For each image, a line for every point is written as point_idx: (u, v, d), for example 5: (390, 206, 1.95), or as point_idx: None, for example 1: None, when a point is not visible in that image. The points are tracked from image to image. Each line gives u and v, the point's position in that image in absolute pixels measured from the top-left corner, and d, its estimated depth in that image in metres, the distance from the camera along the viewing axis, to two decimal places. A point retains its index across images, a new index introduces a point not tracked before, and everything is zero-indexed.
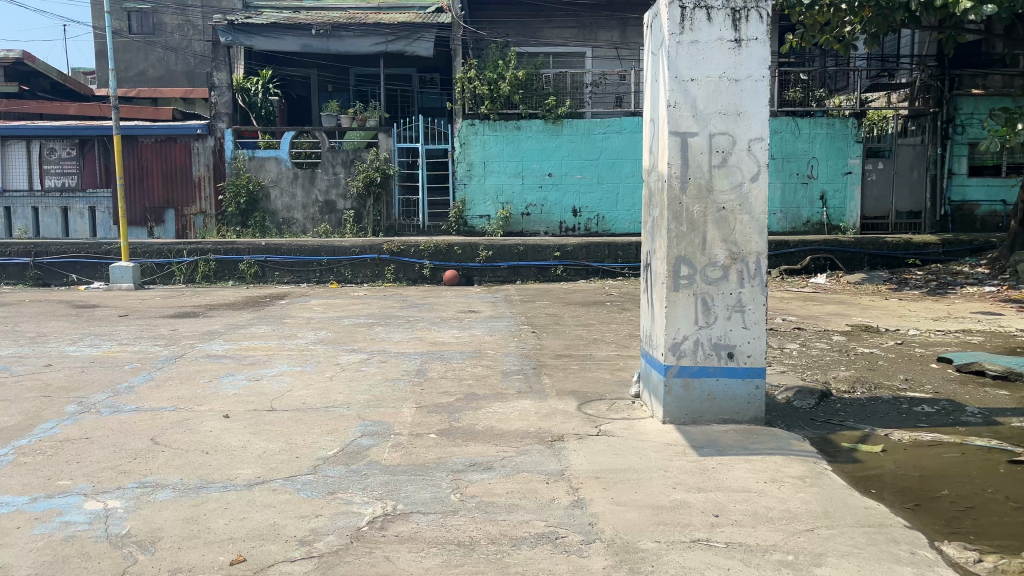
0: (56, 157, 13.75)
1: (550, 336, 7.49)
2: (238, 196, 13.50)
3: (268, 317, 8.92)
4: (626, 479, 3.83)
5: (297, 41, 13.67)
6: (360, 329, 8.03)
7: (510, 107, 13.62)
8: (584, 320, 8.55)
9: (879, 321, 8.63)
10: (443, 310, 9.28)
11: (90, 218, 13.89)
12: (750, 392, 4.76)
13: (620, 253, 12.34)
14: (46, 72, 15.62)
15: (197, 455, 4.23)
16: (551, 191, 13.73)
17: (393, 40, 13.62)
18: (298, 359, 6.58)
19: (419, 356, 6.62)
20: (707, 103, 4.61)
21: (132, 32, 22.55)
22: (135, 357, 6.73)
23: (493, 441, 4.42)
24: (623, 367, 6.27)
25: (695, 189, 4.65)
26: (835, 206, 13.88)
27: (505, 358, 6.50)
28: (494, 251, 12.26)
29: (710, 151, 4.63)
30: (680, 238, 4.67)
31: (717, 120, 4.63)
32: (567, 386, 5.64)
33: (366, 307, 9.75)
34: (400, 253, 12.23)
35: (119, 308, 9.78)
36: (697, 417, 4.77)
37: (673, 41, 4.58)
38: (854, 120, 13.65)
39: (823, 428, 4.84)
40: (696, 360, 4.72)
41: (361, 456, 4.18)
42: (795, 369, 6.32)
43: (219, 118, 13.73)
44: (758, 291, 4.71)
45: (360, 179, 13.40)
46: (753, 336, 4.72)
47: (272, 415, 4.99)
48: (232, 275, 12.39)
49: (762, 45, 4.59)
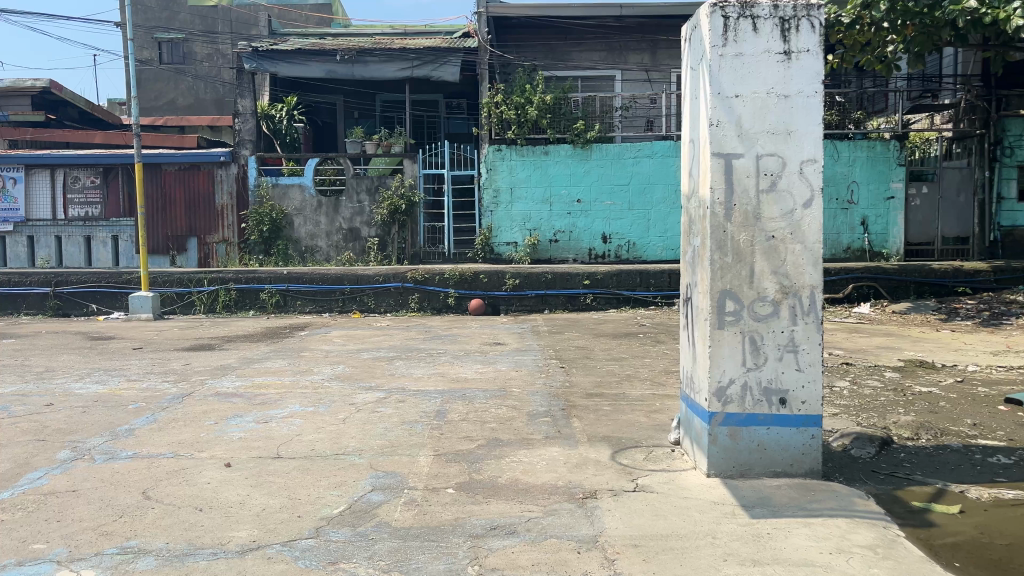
0: (80, 186, 13.65)
1: (580, 373, 7.01)
2: (261, 224, 13.23)
3: (285, 350, 8.55)
4: (669, 548, 3.36)
5: (321, 67, 13.47)
6: (380, 364, 7.61)
7: (538, 132, 13.31)
8: (616, 353, 8.06)
9: (934, 356, 8.04)
10: (467, 342, 8.85)
11: (112, 247, 13.72)
12: (805, 442, 4.26)
13: (652, 281, 11.86)
14: (73, 101, 15.62)
15: (189, 513, 3.82)
16: (580, 218, 13.31)
17: (419, 64, 13.34)
18: (311, 398, 6.17)
19: (440, 394, 6.18)
20: (753, 120, 4.17)
21: (162, 61, 22.65)
22: (141, 396, 6.37)
23: (517, 498, 3.97)
24: (660, 409, 5.77)
25: (741, 215, 4.20)
26: (878, 232, 13.29)
27: (532, 398, 6.04)
28: (521, 279, 11.84)
29: (757, 174, 4.19)
30: (724, 270, 4.22)
31: (765, 140, 4.18)
32: (600, 431, 5.17)
33: (388, 339, 9.34)
34: (424, 282, 11.86)
35: (134, 340, 9.48)
36: (746, 470, 4.27)
37: (715, 53, 4.15)
38: (896, 143, 13.08)
39: (888, 482, 4.32)
40: (743, 406, 4.24)
41: (370, 515, 3.75)
42: (849, 411, 5.77)
43: (242, 145, 13.63)
44: (813, 329, 4.21)
45: (384, 207, 13.07)
46: (808, 380, 4.23)
47: (277, 463, 4.58)
48: (254, 305, 12.11)
49: (814, 57, 4.14)
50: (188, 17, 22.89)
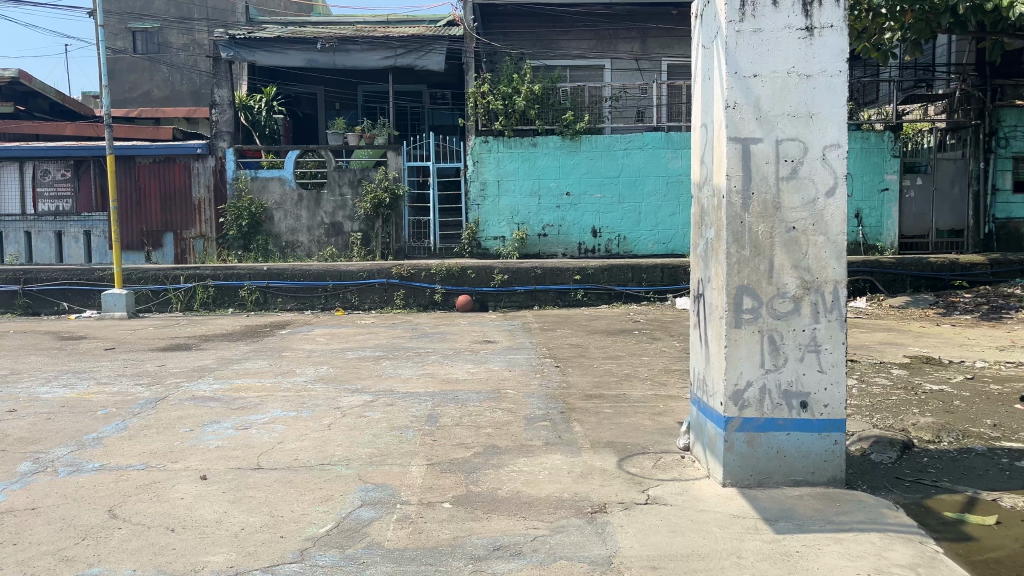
0: (50, 179, 13.15)
1: (576, 372, 6.69)
2: (240, 219, 12.82)
3: (265, 350, 8.15)
4: (691, 571, 3.05)
5: (301, 56, 13.04)
6: (365, 364, 7.25)
7: (526, 123, 12.93)
8: (612, 351, 7.74)
9: (939, 352, 7.79)
10: (456, 341, 8.50)
11: (85, 243, 13.25)
12: (827, 449, 3.96)
13: (644, 276, 11.57)
14: (44, 91, 15.09)
15: (158, 534, 3.46)
16: (570, 211, 13.00)
17: (403, 53, 12.94)
18: (294, 402, 5.80)
19: (431, 397, 5.83)
20: (773, 102, 3.86)
21: (137, 52, 22.07)
22: (110, 400, 5.98)
23: (521, 513, 3.64)
24: (664, 411, 5.46)
25: (759, 205, 3.90)
26: (872, 226, 13.05)
27: (528, 401, 5.71)
28: (510, 274, 11.50)
29: (777, 160, 3.88)
30: (741, 264, 3.91)
31: (785, 123, 3.87)
32: (603, 436, 4.85)
33: (373, 337, 8.97)
34: (410, 278, 11.50)
35: (107, 340, 9.06)
36: (764, 478, 3.98)
37: (732, 29, 3.84)
38: (890, 134, 12.84)
39: (915, 491, 4.03)
40: (761, 410, 3.94)
41: (360, 535, 3.41)
42: (861, 412, 5.50)
43: (220, 137, 13.16)
44: (836, 327, 3.91)
45: (367, 200, 12.69)
46: (831, 383, 3.93)
47: (256, 475, 4.23)
48: (232, 302, 11.69)
49: (838, 34, 3.84)
50: (164, 5, 22.31)
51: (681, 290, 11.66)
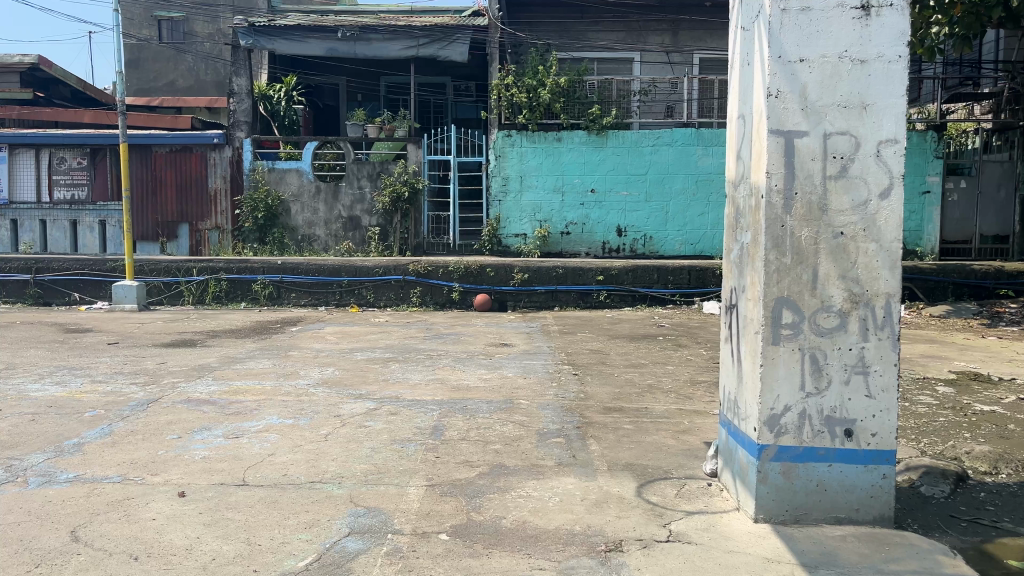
0: (66, 167, 12.95)
1: (595, 382, 6.26)
2: (256, 211, 12.52)
3: (272, 348, 7.82)
4: None
5: (321, 45, 12.71)
6: (373, 366, 6.88)
7: (550, 117, 12.51)
8: (635, 359, 7.30)
9: (988, 368, 7.24)
10: (470, 343, 8.11)
11: (100, 233, 13.02)
12: (874, 483, 3.51)
13: (670, 278, 11.12)
14: (65, 78, 14.94)
15: (120, 564, 3.10)
16: (594, 209, 12.56)
17: (426, 43, 12.57)
18: (292, 408, 5.44)
19: (438, 406, 5.45)
20: (822, 90, 3.42)
21: (163, 41, 21.91)
22: (100, 401, 5.65)
23: (526, 549, 3.24)
24: (688, 429, 5.03)
25: (804, 206, 3.45)
26: (911, 229, 12.49)
27: (543, 413, 5.30)
28: (530, 274, 11.09)
29: (824, 156, 3.43)
30: (781, 273, 3.47)
31: (835, 114, 3.42)
32: (622, 457, 4.43)
33: (385, 337, 8.61)
34: (427, 275, 11.14)
35: (112, 333, 8.78)
36: (802, 515, 3.53)
37: (776, 7, 3.40)
38: (933, 133, 12.23)
39: (974, 534, 3.58)
40: (800, 439, 3.50)
41: (343, 571, 3.03)
42: (907, 436, 5.02)
43: (237, 127, 12.94)
44: (888, 346, 3.45)
45: (386, 194, 12.34)
46: (880, 409, 3.47)
47: (239, 494, 3.86)
48: (245, 296, 11.39)
49: (898, 13, 3.37)
50: None
51: (709, 294, 11.18)
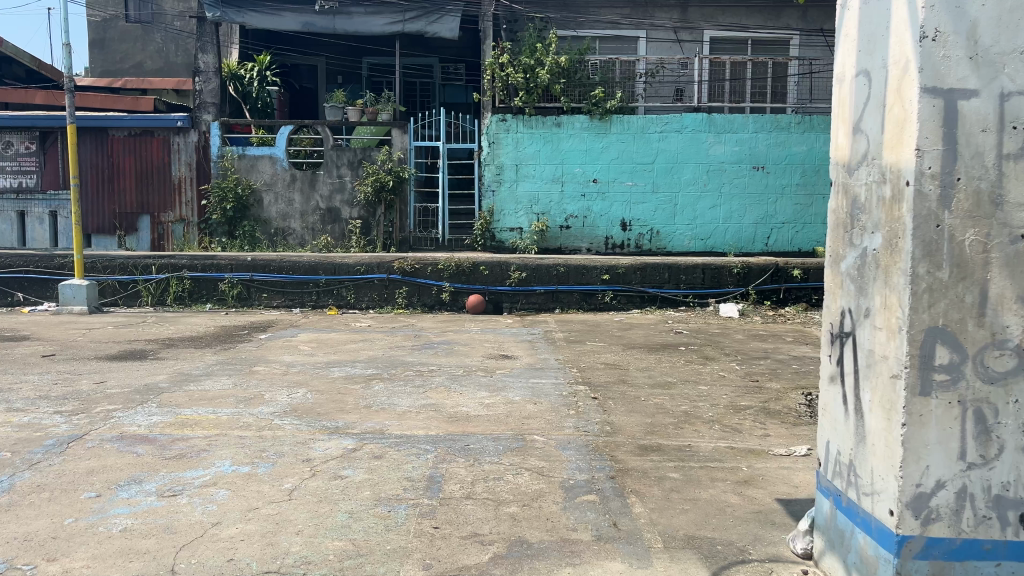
0: (12, 152, 11.70)
1: (622, 409, 5.21)
2: (224, 201, 11.38)
3: (234, 363, 6.67)
4: None
5: (297, 19, 11.56)
6: (353, 387, 5.77)
7: (549, 100, 11.40)
8: (660, 376, 6.24)
9: None
10: (466, 356, 7.01)
11: (51, 225, 11.84)
12: None
13: (682, 277, 10.11)
14: (17, 56, 13.67)
15: None
16: (596, 201, 11.50)
17: (412, 17, 11.45)
18: (252, 449, 4.34)
19: (433, 446, 4.37)
20: (998, 30, 2.39)
21: (129, 18, 20.49)
22: (9, 439, 4.50)
23: None
24: (753, 479, 3.99)
25: (970, 197, 2.41)
26: None
27: (564, 457, 4.23)
28: (528, 272, 10.02)
29: (999, 126, 2.40)
30: (935, 294, 2.42)
31: (1017, 65, 2.39)
32: (681, 528, 3.38)
33: (368, 347, 7.50)
34: (414, 274, 10.05)
35: (51, 342, 7.61)
36: None
37: None
38: None
39: None
40: (958, 528, 2.48)
41: None
42: None
43: (203, 110, 11.65)
44: None
45: (368, 183, 11.24)
46: None
47: None
48: (211, 297, 10.23)
49: None
50: None
51: (725, 295, 10.19)
